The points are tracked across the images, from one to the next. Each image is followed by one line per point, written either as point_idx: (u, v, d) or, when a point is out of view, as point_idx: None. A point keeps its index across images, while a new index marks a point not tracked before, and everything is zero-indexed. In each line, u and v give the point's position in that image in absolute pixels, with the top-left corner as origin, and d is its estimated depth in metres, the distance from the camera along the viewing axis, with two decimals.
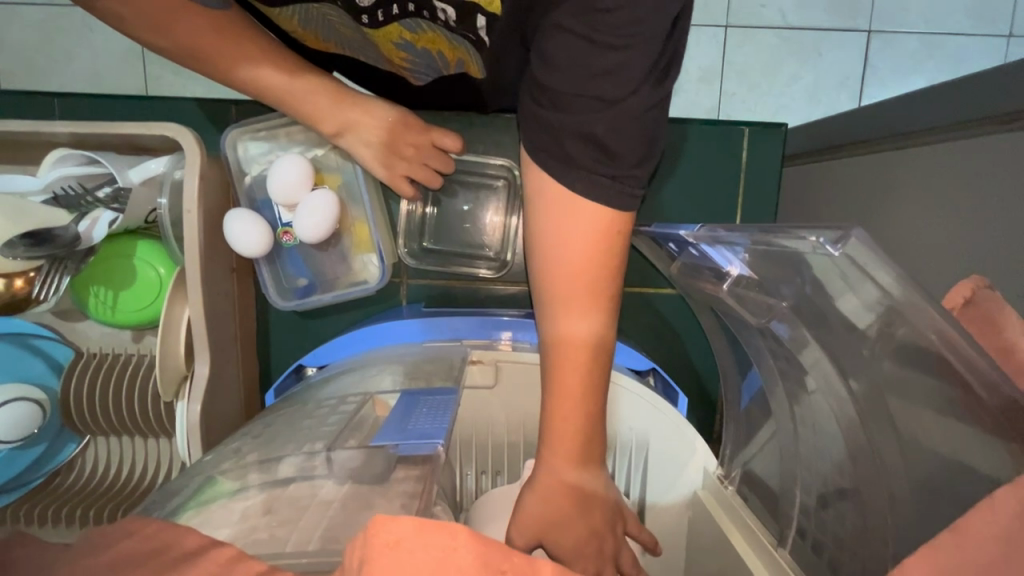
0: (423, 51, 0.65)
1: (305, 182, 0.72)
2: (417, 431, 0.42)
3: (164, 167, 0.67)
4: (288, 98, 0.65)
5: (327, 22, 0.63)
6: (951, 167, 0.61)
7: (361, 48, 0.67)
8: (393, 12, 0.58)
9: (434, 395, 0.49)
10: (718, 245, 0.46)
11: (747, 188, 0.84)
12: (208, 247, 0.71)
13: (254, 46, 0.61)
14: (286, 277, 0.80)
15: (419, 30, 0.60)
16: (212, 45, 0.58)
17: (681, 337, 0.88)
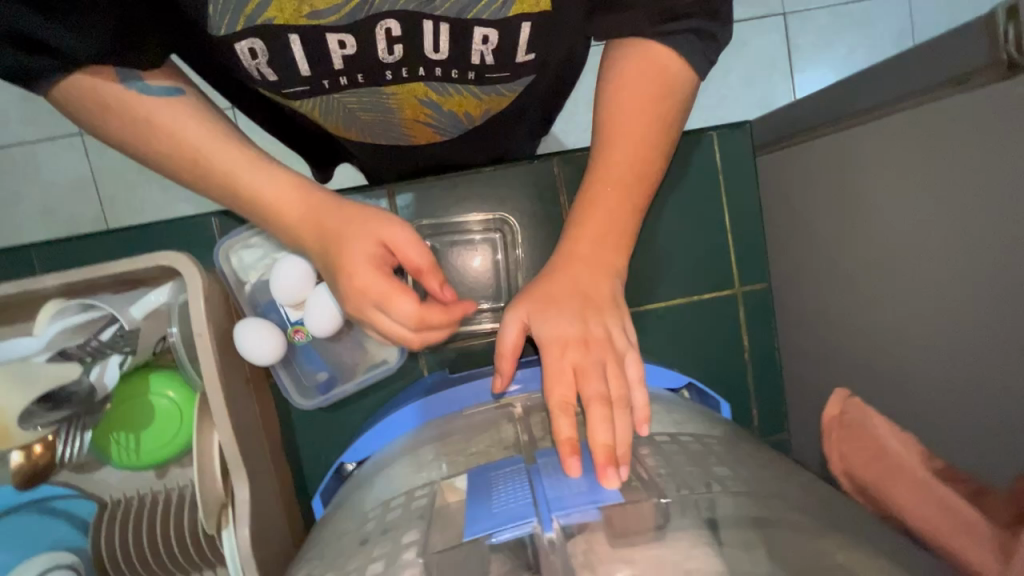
0: (448, 112, 0.69)
1: (308, 280, 0.72)
2: (554, 502, 0.44)
3: (166, 296, 0.66)
4: (263, 212, 0.58)
5: (348, 110, 0.67)
6: (917, 132, 0.65)
7: (385, 128, 0.71)
8: (419, 74, 0.61)
9: (547, 458, 0.51)
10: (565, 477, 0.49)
11: (728, 186, 0.87)
12: (224, 365, 0.69)
13: (218, 153, 0.55)
14: (306, 375, 0.79)
15: (445, 92, 0.64)
16: (120, 101, 0.53)
17: (702, 341, 0.88)
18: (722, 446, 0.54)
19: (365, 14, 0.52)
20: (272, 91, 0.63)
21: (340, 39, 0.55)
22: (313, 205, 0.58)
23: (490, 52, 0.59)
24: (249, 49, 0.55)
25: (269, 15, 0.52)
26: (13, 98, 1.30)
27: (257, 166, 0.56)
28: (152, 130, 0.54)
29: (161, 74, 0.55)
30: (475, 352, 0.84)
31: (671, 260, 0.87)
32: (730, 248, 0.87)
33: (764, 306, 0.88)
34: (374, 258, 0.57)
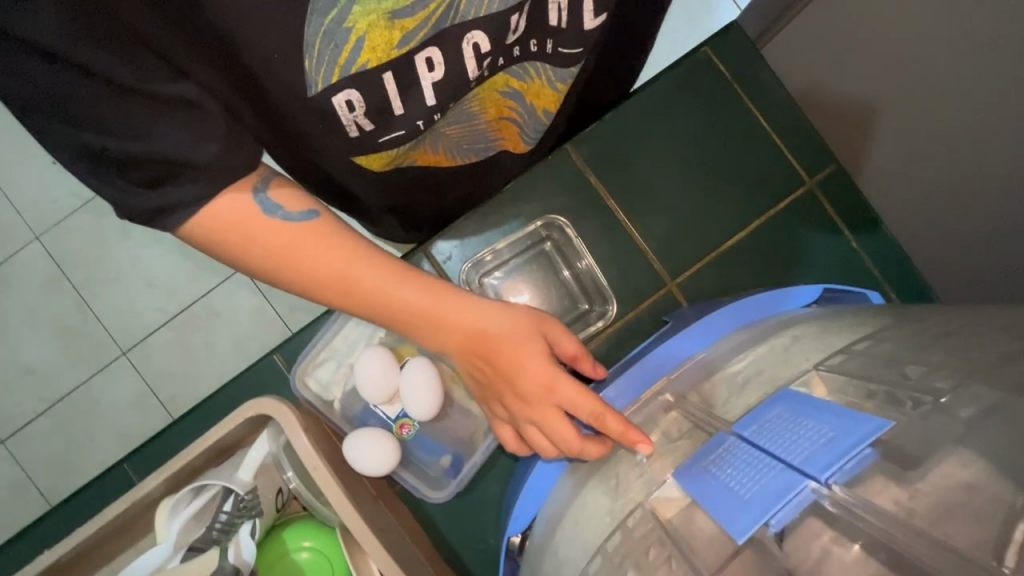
0: (531, 106, 0.61)
1: (392, 369, 0.68)
2: (816, 460, 0.30)
3: (266, 447, 0.62)
4: (409, 328, 0.51)
5: (436, 134, 0.58)
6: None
7: (472, 140, 0.63)
8: (501, 66, 0.52)
9: (755, 424, 0.38)
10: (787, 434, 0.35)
11: (745, 90, 0.81)
12: (348, 489, 0.63)
13: (333, 255, 0.47)
14: (429, 466, 0.73)
15: (524, 76, 0.56)
16: (285, 262, 0.46)
17: (803, 250, 0.79)
18: (902, 316, 0.45)
19: (451, 22, 0.44)
20: (359, 151, 0.54)
21: (428, 57, 0.46)
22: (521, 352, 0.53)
23: (566, 7, 0.50)
24: (346, 103, 0.47)
25: (364, 60, 0.44)
26: (49, 348, 1.33)
27: (445, 302, 0.51)
28: (244, 232, 0.45)
29: (289, 195, 0.47)
30: None
31: (727, 187, 0.80)
32: (777, 147, 0.80)
33: (844, 188, 0.80)
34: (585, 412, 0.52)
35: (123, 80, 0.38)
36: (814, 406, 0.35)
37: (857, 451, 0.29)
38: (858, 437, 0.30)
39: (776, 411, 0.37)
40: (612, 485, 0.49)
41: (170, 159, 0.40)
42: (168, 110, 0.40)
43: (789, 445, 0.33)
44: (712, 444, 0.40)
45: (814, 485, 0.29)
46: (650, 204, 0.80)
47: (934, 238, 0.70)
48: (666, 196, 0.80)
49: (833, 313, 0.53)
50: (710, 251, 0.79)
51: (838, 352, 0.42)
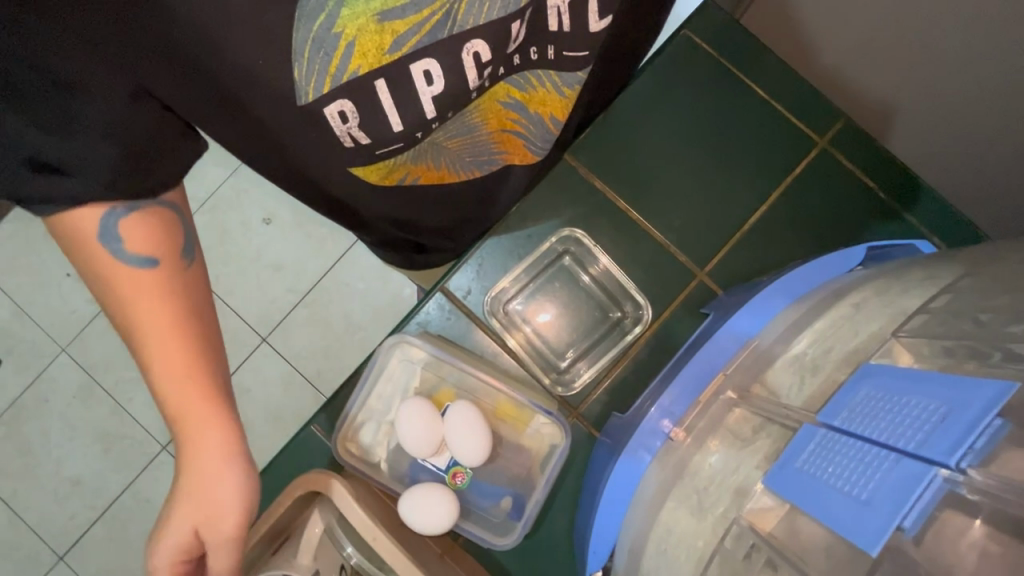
0: (535, 116, 0.57)
1: (433, 418, 0.65)
2: (936, 443, 0.26)
3: (323, 523, 0.60)
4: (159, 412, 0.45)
5: (438, 147, 0.54)
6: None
7: (476, 154, 0.59)
8: (502, 76, 0.48)
9: (843, 411, 0.34)
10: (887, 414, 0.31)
11: (736, 63, 0.78)
12: (413, 553, 0.60)
13: (147, 314, 0.43)
14: (492, 511, 0.69)
15: (527, 84, 0.52)
16: (141, 309, 0.43)
17: (830, 211, 0.76)
18: (969, 258, 0.41)
19: (447, 31, 0.41)
20: (358, 163, 0.50)
21: (426, 69, 0.43)
22: (197, 440, 0.44)
23: (566, 10, 0.46)
24: (339, 112, 0.44)
25: (354, 67, 0.41)
26: (91, 456, 1.33)
27: (196, 403, 0.44)
28: (76, 238, 0.42)
29: (150, 220, 0.43)
30: (628, 376, 0.73)
31: (738, 163, 0.77)
32: (780, 113, 0.78)
33: (859, 139, 0.76)
34: (208, 509, 0.43)
35: (65, 70, 0.36)
36: (907, 379, 0.31)
37: (986, 424, 0.25)
38: (978, 408, 0.26)
39: (865, 393, 0.34)
40: (695, 502, 0.46)
41: (75, 160, 0.38)
42: (100, 114, 0.38)
43: (897, 429, 0.29)
44: (799, 441, 0.35)
45: (946, 472, 0.25)
46: (662, 198, 0.77)
47: (969, 171, 0.67)
48: (677, 186, 0.77)
49: (889, 271, 0.49)
50: (735, 232, 0.76)
51: (917, 312, 0.38)
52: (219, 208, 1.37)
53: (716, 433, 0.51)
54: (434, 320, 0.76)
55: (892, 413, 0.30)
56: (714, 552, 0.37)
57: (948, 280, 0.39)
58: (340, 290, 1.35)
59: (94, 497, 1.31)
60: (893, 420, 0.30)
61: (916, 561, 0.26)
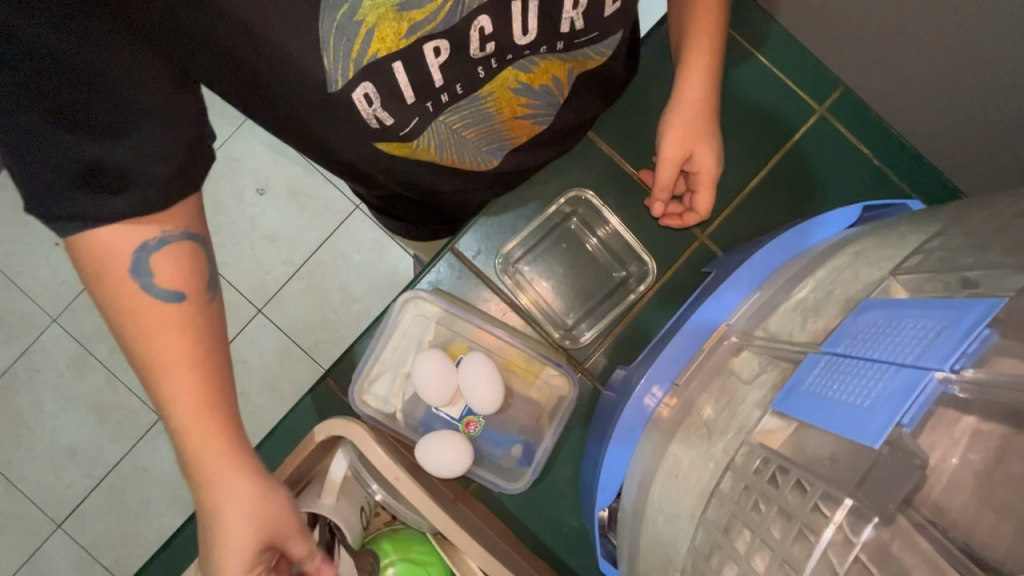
0: (541, 90, 0.57)
1: (448, 368, 0.68)
2: (932, 357, 0.29)
3: (345, 464, 0.63)
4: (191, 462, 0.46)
5: (457, 137, 0.57)
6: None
7: (490, 142, 0.61)
8: (508, 58, 0.50)
9: (844, 339, 0.37)
10: (882, 333, 0.35)
11: (741, 30, 0.80)
12: (430, 494, 0.63)
13: (166, 351, 0.44)
14: (504, 459, 0.73)
15: (534, 67, 0.53)
16: (158, 346, 0.44)
17: (824, 176, 0.79)
18: (957, 210, 0.45)
19: (461, 16, 0.45)
20: (384, 141, 0.53)
21: (437, 47, 0.46)
22: (222, 493, 0.46)
23: (579, 18, 0.50)
24: (365, 97, 0.47)
25: (374, 50, 0.44)
26: (88, 424, 1.34)
27: (218, 458, 0.46)
28: (100, 269, 0.43)
29: (175, 256, 0.45)
30: (631, 334, 0.76)
31: (740, 130, 0.80)
32: (780, 82, 0.80)
33: (854, 106, 0.79)
34: (267, 532, 0.47)
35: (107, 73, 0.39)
36: (904, 307, 0.35)
37: (976, 337, 0.28)
38: (961, 329, 0.29)
39: (867, 320, 0.37)
40: (703, 437, 0.49)
41: (122, 154, 0.41)
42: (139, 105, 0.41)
43: (894, 346, 0.33)
44: (805, 368, 0.39)
45: (942, 374, 0.28)
46: None
47: (958, 136, 0.70)
48: None
49: (883, 226, 0.53)
50: (736, 196, 0.79)
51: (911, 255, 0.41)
52: (214, 176, 1.36)
53: (721, 377, 0.54)
54: (445, 279, 0.78)
55: (888, 332, 0.34)
56: (725, 470, 0.40)
57: (939, 228, 0.42)
58: (340, 260, 1.36)
59: (93, 465, 1.33)
60: (889, 338, 0.34)
61: (913, 452, 0.29)
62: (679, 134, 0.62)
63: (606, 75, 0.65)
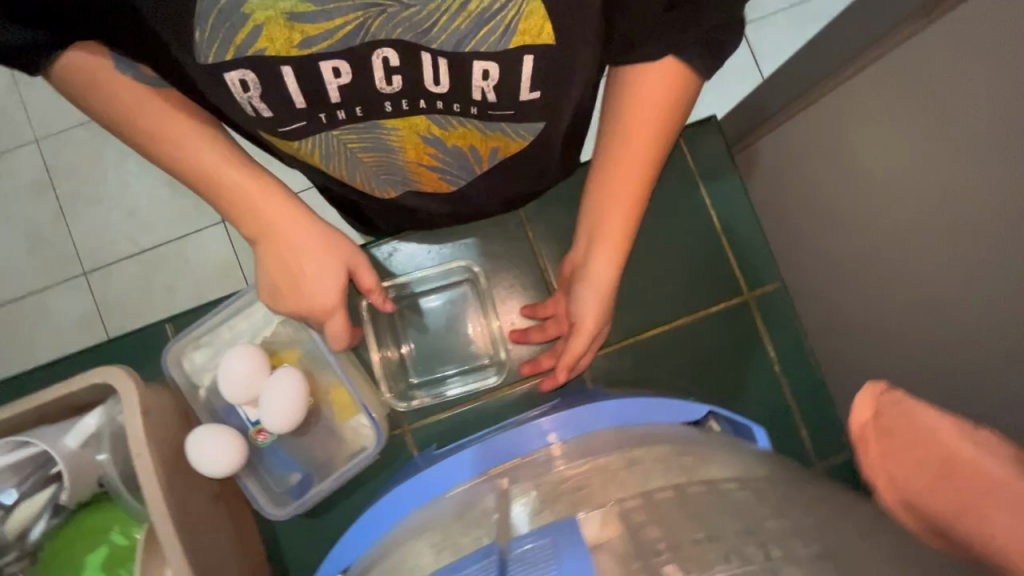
0: (455, 150, 0.57)
1: (259, 371, 0.66)
2: None
3: (100, 419, 0.59)
4: (242, 216, 0.56)
5: (349, 154, 0.56)
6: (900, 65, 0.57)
7: (388, 173, 0.60)
8: (420, 105, 0.49)
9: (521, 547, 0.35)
10: (524, 560, 0.33)
11: (709, 190, 0.80)
12: (177, 483, 0.61)
13: (172, 125, 0.51)
14: (277, 479, 0.70)
15: (449, 126, 0.53)
16: (173, 128, 0.51)
17: (720, 359, 0.78)
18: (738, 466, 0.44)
19: (361, 40, 0.41)
20: (264, 130, 0.52)
21: (335, 66, 0.44)
22: (293, 226, 0.56)
23: (492, 91, 0.48)
24: (240, 80, 0.45)
25: (259, 47, 0.42)
26: None
27: (271, 206, 0.55)
28: (86, 78, 0.48)
29: (163, 97, 0.51)
30: (466, 420, 0.73)
31: (663, 279, 0.79)
32: (726, 253, 0.79)
33: (781, 307, 0.78)
34: (346, 259, 0.59)
35: None
36: (568, 553, 0.32)
37: None
38: None
39: (546, 539, 0.34)
40: (413, 554, 0.46)
41: None
42: None
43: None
44: (478, 554, 0.38)
45: None
46: None
47: (882, 381, 0.68)
48: None
49: (708, 443, 0.51)
50: (627, 337, 0.78)
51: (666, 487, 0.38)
52: None
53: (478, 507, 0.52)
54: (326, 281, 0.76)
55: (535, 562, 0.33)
56: None
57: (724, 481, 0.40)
58: None
59: None
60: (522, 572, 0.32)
61: None
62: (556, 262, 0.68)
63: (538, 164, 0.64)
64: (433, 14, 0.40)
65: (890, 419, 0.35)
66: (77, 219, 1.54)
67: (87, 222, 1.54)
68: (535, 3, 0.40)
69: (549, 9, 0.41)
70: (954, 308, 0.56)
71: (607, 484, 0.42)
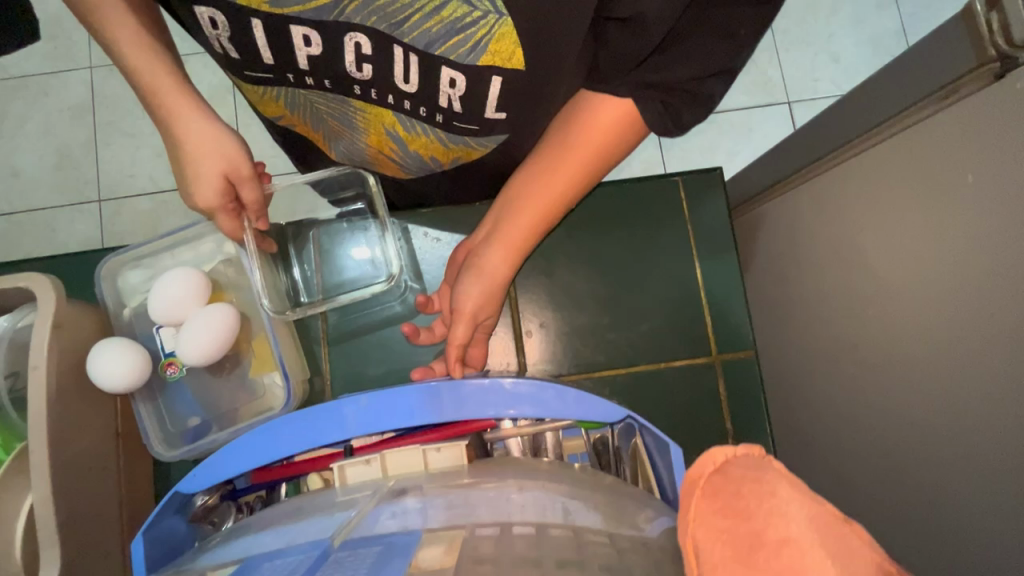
0: (414, 153, 0.66)
1: (195, 296, 0.64)
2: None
3: (9, 322, 0.58)
4: (151, 103, 0.57)
5: (316, 112, 0.62)
6: (901, 155, 0.56)
7: (349, 146, 0.67)
8: (388, 100, 0.57)
9: (349, 548, 0.33)
10: (347, 560, 0.31)
11: (701, 241, 0.76)
12: (72, 408, 0.58)
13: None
14: (175, 418, 0.67)
15: (411, 129, 0.61)
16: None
17: (673, 418, 0.73)
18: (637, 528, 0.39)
19: (333, 15, 0.48)
20: (230, 70, 0.58)
21: (306, 34, 0.50)
22: (189, 126, 0.56)
23: (458, 99, 0.55)
24: (210, 19, 0.51)
25: None
26: None
27: (172, 100, 0.56)
28: None
29: None
30: None
31: (633, 322, 0.75)
32: (703, 312, 0.75)
33: (747, 380, 0.73)
34: (231, 166, 0.58)
35: None
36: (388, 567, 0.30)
37: None
38: None
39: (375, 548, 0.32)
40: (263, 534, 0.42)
41: None
42: None
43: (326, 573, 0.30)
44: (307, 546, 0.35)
45: None
46: (554, 298, 0.76)
47: None
48: (571, 301, 0.76)
49: (619, 493, 0.48)
50: (583, 374, 0.74)
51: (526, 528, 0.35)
52: None
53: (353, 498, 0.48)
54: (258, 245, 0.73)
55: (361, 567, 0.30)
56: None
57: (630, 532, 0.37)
58: None
59: None
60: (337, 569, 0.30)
61: None
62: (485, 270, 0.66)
63: (488, 173, 0.71)
64: (406, 8, 0.47)
65: (730, 482, 0.28)
66: (105, 147, 1.57)
67: (114, 151, 1.57)
68: (506, 27, 0.48)
69: (519, 36, 0.49)
70: (924, 408, 0.54)
71: (485, 505, 0.39)
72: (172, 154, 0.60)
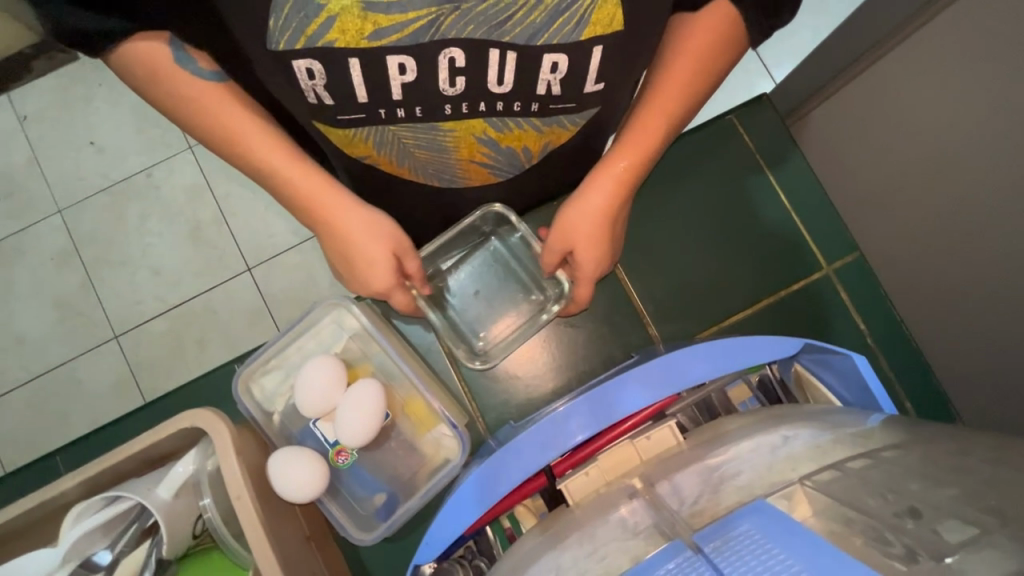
0: (506, 150, 0.62)
1: (337, 383, 0.63)
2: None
3: (192, 464, 0.57)
4: (297, 201, 0.59)
5: (404, 147, 0.59)
6: (944, 32, 0.59)
7: (437, 169, 0.64)
8: (480, 107, 0.54)
9: (715, 537, 0.34)
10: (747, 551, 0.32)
11: (773, 166, 0.79)
12: (277, 523, 0.57)
13: (236, 121, 0.53)
14: (360, 502, 0.67)
15: (505, 129, 0.58)
16: (241, 121, 0.54)
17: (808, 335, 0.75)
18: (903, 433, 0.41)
19: (430, 37, 0.44)
20: (320, 120, 0.55)
21: (401, 62, 0.46)
22: (351, 218, 0.59)
23: (557, 83, 0.52)
24: (306, 69, 0.47)
25: (331, 38, 0.44)
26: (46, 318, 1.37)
27: (328, 199, 0.58)
28: (145, 62, 0.49)
29: (227, 94, 0.53)
30: None
31: (739, 261, 0.78)
32: (798, 232, 0.78)
33: (862, 278, 0.76)
34: (395, 244, 0.62)
35: None
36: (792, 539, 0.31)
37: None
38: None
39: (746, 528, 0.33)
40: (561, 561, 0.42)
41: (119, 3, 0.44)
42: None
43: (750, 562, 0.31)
44: (662, 554, 0.34)
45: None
46: (654, 267, 0.78)
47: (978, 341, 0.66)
48: (675, 262, 0.78)
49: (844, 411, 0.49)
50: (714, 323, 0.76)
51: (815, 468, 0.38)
52: None
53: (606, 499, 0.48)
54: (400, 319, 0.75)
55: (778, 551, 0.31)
56: None
57: (893, 439, 0.40)
58: None
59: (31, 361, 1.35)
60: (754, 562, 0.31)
61: None
62: (569, 228, 0.62)
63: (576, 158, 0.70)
64: (510, 7, 0.43)
65: None
66: None
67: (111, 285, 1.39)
68: None
69: None
70: None
71: (761, 459, 0.41)
72: (332, 247, 0.62)
